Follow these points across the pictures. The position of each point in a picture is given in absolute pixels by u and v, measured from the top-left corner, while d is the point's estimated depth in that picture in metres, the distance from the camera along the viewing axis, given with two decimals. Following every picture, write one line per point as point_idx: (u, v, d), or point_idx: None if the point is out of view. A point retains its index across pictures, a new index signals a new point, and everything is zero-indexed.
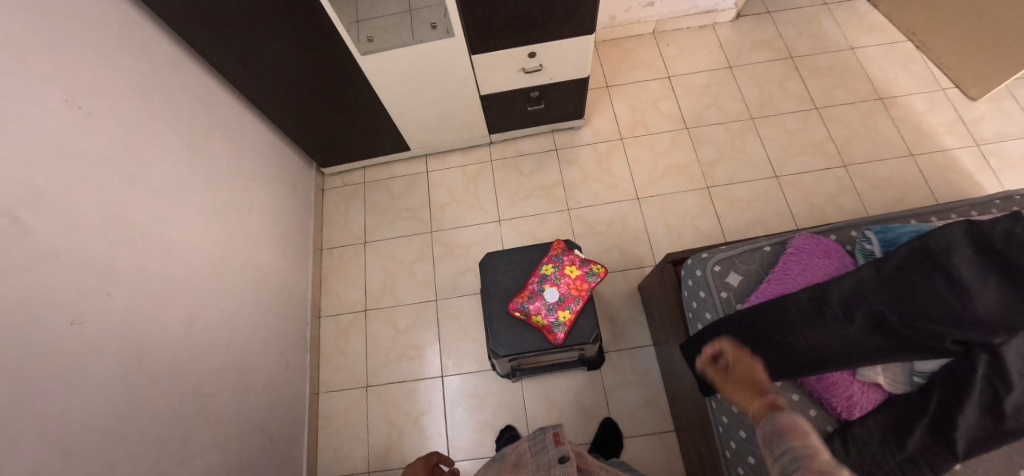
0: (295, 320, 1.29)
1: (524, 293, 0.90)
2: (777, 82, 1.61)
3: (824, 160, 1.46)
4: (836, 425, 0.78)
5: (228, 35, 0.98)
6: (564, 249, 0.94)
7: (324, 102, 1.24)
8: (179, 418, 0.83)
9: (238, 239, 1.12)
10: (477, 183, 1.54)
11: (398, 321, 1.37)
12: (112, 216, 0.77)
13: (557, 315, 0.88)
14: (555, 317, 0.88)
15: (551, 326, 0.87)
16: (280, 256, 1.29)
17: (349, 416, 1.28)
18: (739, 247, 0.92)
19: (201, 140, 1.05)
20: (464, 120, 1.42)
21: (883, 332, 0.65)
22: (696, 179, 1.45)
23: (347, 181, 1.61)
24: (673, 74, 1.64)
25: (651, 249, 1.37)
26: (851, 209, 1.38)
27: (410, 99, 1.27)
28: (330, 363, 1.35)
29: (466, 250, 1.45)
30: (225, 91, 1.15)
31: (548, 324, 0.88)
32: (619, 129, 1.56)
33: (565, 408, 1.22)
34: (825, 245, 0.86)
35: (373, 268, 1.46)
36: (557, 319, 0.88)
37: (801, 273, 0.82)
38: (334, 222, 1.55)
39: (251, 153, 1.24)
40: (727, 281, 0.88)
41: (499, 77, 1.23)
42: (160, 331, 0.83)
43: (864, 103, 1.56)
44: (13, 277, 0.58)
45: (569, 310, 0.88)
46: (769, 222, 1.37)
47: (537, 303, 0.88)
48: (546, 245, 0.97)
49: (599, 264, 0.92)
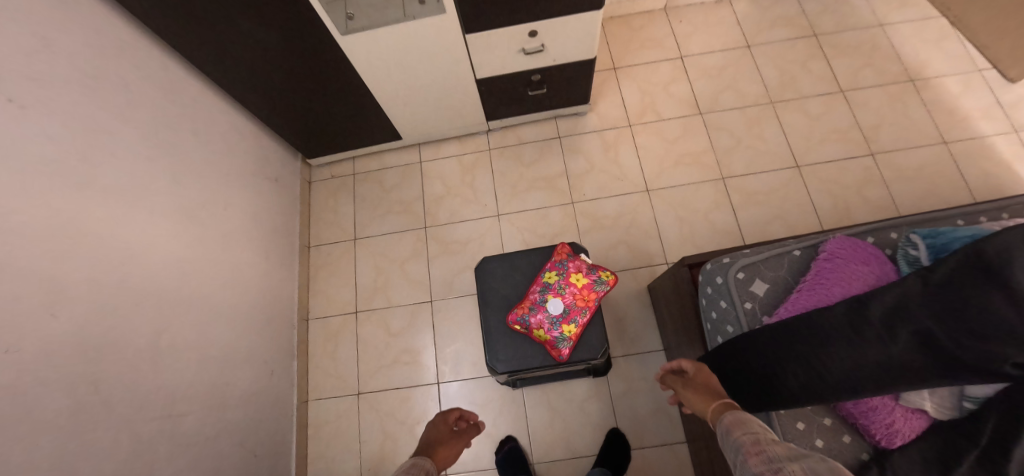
0: (280, 325, 1.21)
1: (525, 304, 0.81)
2: (799, 62, 1.48)
3: (850, 148, 1.34)
4: (872, 454, 0.71)
5: (189, 13, 0.86)
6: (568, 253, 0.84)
7: (304, 88, 1.13)
8: (143, 446, 0.75)
9: (213, 241, 1.03)
10: (474, 174, 1.43)
11: (391, 323, 1.29)
12: (57, 226, 0.68)
13: (562, 329, 0.79)
14: (560, 331, 0.79)
15: (555, 341, 0.79)
16: (263, 256, 1.19)
17: (340, 424, 1.22)
18: (764, 251, 0.82)
19: (165, 134, 0.94)
20: (460, 106, 1.30)
21: (931, 353, 0.52)
22: (710, 169, 1.34)
23: (335, 172, 1.50)
24: (686, 54, 1.51)
25: (661, 245, 1.28)
26: (878, 201, 1.28)
27: (398, 83, 1.15)
28: (320, 368, 1.27)
29: (463, 247, 1.35)
30: (192, 76, 1.04)
31: (552, 339, 0.79)
32: (628, 115, 1.44)
33: (568, 416, 1.15)
34: (863, 250, 0.77)
35: (364, 267, 1.36)
36: (562, 334, 0.79)
37: (837, 283, 0.73)
38: (323, 217, 1.45)
39: (226, 145, 1.13)
40: (751, 290, 0.79)
41: (496, 59, 1.11)
42: (120, 351, 0.74)
43: (894, 85, 1.44)
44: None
45: (575, 324, 0.80)
46: (790, 216, 1.27)
47: (539, 315, 0.79)
48: (547, 249, 0.88)
49: (608, 271, 0.83)
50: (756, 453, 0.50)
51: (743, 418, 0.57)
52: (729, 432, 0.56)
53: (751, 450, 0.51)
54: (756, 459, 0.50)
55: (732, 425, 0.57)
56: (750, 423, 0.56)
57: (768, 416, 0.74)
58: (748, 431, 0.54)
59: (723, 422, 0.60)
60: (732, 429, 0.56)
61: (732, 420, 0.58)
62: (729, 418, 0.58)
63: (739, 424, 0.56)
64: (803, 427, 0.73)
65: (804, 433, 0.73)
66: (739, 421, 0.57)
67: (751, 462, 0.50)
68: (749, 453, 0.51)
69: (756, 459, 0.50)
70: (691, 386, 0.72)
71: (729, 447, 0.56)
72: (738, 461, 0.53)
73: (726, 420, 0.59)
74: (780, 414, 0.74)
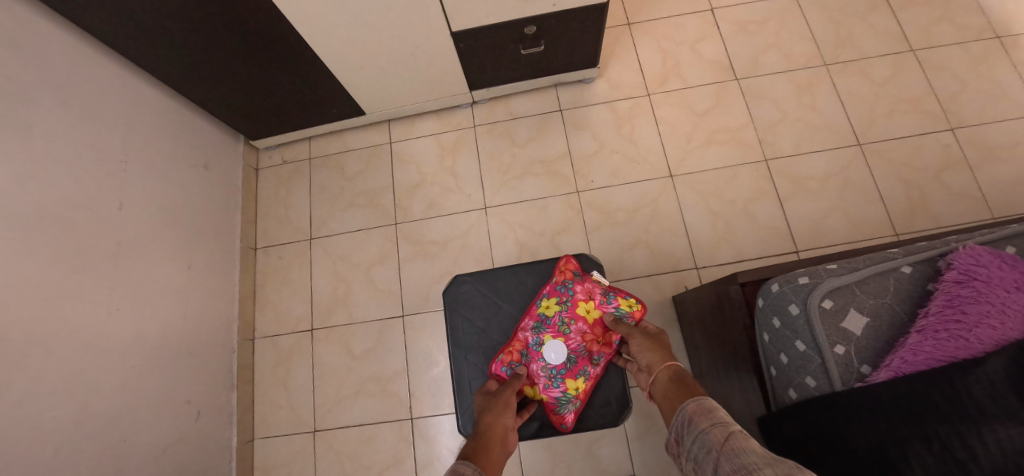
0: (211, 352, 0.97)
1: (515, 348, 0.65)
2: (858, 14, 1.19)
3: (924, 120, 1.08)
4: None
5: None
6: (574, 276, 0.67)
7: (224, 47, 0.85)
8: None
9: (100, 252, 0.77)
10: (456, 156, 1.16)
11: (354, 344, 1.05)
12: None
13: (566, 387, 0.63)
14: (562, 389, 0.63)
15: (557, 403, 0.63)
16: (184, 267, 0.94)
17: (292, 469, 0.99)
18: (860, 268, 0.57)
19: (17, 108, 0.66)
20: (435, 70, 1.02)
21: None
22: (750, 149, 1.08)
23: (287, 156, 1.23)
24: (718, 5, 1.22)
25: (688, 246, 1.02)
26: (961, 189, 1.02)
27: (350, 38, 0.87)
28: (268, 399, 1.04)
29: (442, 248, 1.10)
30: (62, 27, 0.76)
31: (552, 400, 0.63)
32: (646, 82, 1.16)
33: (573, 462, 0.92)
34: (1015, 269, 0.51)
35: (321, 273, 1.11)
36: (565, 393, 0.63)
37: (981, 323, 0.48)
38: (272, 212, 1.19)
39: (122, 123, 0.85)
40: (844, 328, 0.54)
41: (480, 5, 0.83)
42: None
43: (977, 43, 1.15)
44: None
45: (580, 376, 0.64)
46: (849, 207, 1.02)
47: (534, 364, 0.64)
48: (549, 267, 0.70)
49: (632, 299, 0.65)
50: (727, 448, 0.39)
51: (709, 405, 0.47)
52: (695, 421, 0.45)
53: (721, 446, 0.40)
54: (725, 456, 0.38)
55: (697, 412, 0.46)
56: (718, 411, 0.45)
57: None
58: (717, 421, 0.43)
59: (694, 398, 0.49)
60: (696, 418, 0.46)
61: (702, 403, 0.47)
62: (692, 403, 0.48)
63: (703, 410, 0.46)
64: None
65: None
66: (706, 408, 0.46)
67: (720, 461, 0.39)
68: (716, 450, 0.40)
69: (726, 457, 0.38)
70: (645, 337, 0.60)
71: (695, 433, 0.44)
72: (702, 457, 0.42)
73: (695, 398, 0.48)
74: None
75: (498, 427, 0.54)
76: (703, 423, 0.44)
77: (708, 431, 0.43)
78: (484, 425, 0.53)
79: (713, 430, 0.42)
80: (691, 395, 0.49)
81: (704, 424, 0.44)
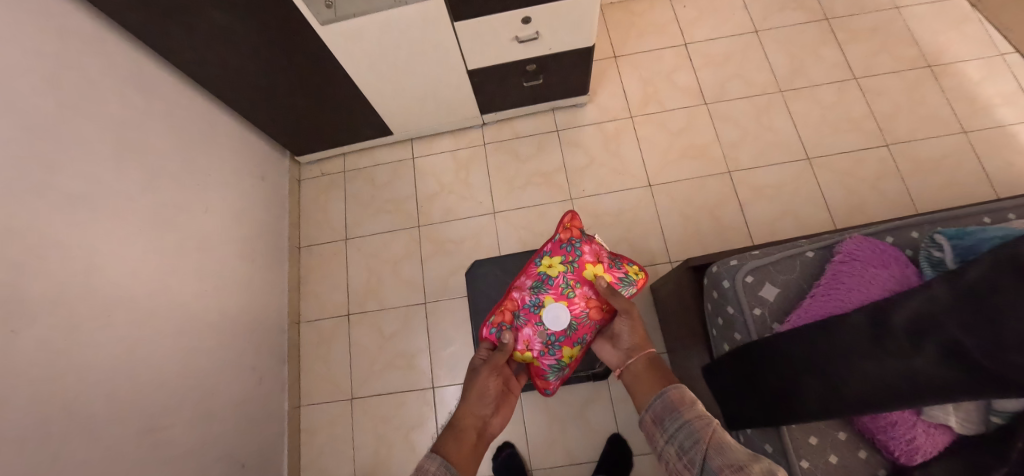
0: (269, 330, 1.17)
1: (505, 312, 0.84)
2: (810, 47, 1.40)
3: (864, 138, 1.28)
4: (890, 470, 0.67)
5: (158, 6, 0.80)
6: (580, 239, 0.84)
7: (288, 84, 1.07)
8: (120, 464, 0.72)
9: (191, 246, 0.96)
10: (469, 170, 1.37)
11: (384, 326, 1.25)
12: (23, 239, 0.64)
13: (562, 352, 0.81)
14: (558, 354, 0.80)
15: (552, 366, 0.81)
16: (249, 260, 1.14)
17: (334, 431, 1.18)
18: (775, 253, 0.77)
19: (136, 135, 0.88)
20: (453, 100, 1.24)
21: (956, 368, 0.42)
22: (716, 162, 1.28)
23: (325, 170, 1.44)
24: (690, 41, 1.44)
25: (664, 243, 1.22)
26: (894, 196, 1.21)
27: (385, 77, 1.09)
28: (312, 373, 1.24)
29: (457, 246, 1.30)
30: (168, 72, 0.98)
31: (548, 362, 0.81)
32: (629, 106, 1.37)
33: (568, 423, 1.11)
34: (882, 252, 0.71)
35: (356, 268, 1.32)
36: (559, 358, 0.81)
37: (853, 289, 0.68)
38: (313, 216, 1.40)
39: (206, 143, 1.07)
40: (760, 295, 0.74)
41: (490, 49, 1.04)
42: (93, 363, 0.71)
43: (911, 71, 1.36)
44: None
45: (575, 345, 0.81)
46: (800, 211, 1.21)
47: (537, 324, 0.80)
48: (558, 229, 0.87)
49: (634, 270, 0.84)
50: (715, 444, 0.52)
51: (689, 399, 0.60)
52: (683, 413, 0.58)
53: (708, 439, 0.53)
54: (714, 449, 0.51)
55: (682, 404, 0.60)
56: (697, 405, 0.59)
57: (779, 430, 0.69)
58: (700, 415, 0.56)
59: (678, 390, 0.62)
60: (683, 409, 0.59)
61: (686, 399, 0.60)
62: (677, 393, 0.62)
63: (683, 399, 0.61)
64: (816, 441, 0.68)
65: (817, 449, 0.68)
66: (688, 401, 0.60)
67: (710, 451, 0.51)
68: (703, 441, 0.53)
69: (715, 449, 0.51)
70: (636, 324, 0.77)
71: (682, 422, 0.57)
72: (688, 443, 0.55)
73: (680, 392, 0.62)
74: (792, 429, 0.69)
75: (469, 419, 0.65)
76: (695, 419, 0.56)
77: (697, 426, 0.55)
78: (458, 418, 0.64)
79: (699, 424, 0.55)
80: (676, 388, 0.63)
81: (693, 419, 0.56)
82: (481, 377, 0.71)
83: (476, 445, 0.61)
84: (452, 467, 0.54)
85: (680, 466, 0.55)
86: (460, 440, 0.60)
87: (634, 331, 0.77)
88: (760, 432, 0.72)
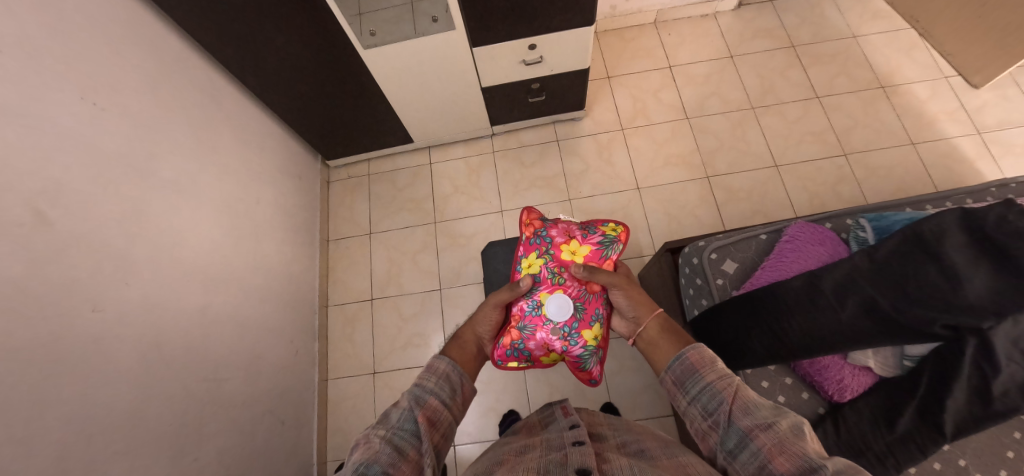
0: (304, 310, 1.33)
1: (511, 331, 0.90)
2: (778, 70, 1.60)
3: (824, 148, 1.47)
4: (827, 408, 0.81)
5: (232, 33, 0.98)
6: (545, 230, 0.97)
7: (329, 98, 1.26)
8: (194, 404, 0.87)
9: (247, 231, 1.13)
10: (479, 174, 1.56)
11: (404, 309, 1.41)
12: (129, 212, 0.81)
13: (584, 335, 0.89)
14: (583, 338, 0.89)
15: (584, 350, 0.90)
16: (289, 247, 1.31)
17: (357, 402, 1.32)
18: (735, 236, 0.95)
19: (210, 137, 1.06)
20: (468, 112, 1.43)
21: (874, 318, 0.66)
22: (696, 169, 1.47)
23: (351, 173, 1.63)
24: (674, 64, 1.64)
25: (651, 238, 1.40)
26: (850, 198, 1.39)
27: (411, 93, 1.28)
28: (338, 351, 1.39)
29: (469, 240, 1.47)
30: (232, 86, 1.17)
31: (579, 349, 0.90)
32: (620, 120, 1.57)
33: (566, 393, 1.26)
34: (820, 232, 0.88)
35: (379, 259, 1.49)
36: (586, 340, 0.90)
37: (794, 260, 0.84)
38: (340, 214, 1.57)
39: (258, 146, 1.25)
40: (722, 269, 0.91)
41: (501, 70, 1.24)
42: (177, 318, 0.87)
43: (866, 91, 1.55)
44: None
45: (593, 323, 0.90)
46: (769, 211, 1.39)
47: (547, 322, 0.89)
48: (522, 231, 1.00)
49: (608, 231, 0.96)
50: (740, 407, 0.50)
51: (708, 356, 0.58)
52: (703, 373, 0.56)
53: (733, 402, 0.51)
54: (739, 410, 0.50)
55: (701, 363, 0.57)
56: (717, 362, 0.56)
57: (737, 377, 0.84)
58: (721, 374, 0.54)
59: (695, 348, 0.60)
60: (702, 369, 0.56)
61: (705, 359, 0.57)
62: (694, 353, 0.59)
63: (700, 360, 0.58)
64: (767, 385, 0.83)
65: (768, 391, 0.83)
66: (706, 360, 0.57)
67: (735, 413, 0.50)
68: (726, 403, 0.51)
69: (739, 410, 0.50)
70: (634, 295, 0.80)
71: (704, 382, 0.55)
72: (712, 405, 0.53)
73: (698, 351, 0.59)
74: (747, 374, 0.84)
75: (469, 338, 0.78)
76: (717, 379, 0.54)
77: (719, 386, 0.53)
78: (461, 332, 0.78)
79: (721, 384, 0.53)
80: (692, 346, 0.60)
81: (715, 380, 0.54)
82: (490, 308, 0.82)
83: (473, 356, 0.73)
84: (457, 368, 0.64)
85: (704, 428, 0.53)
86: (462, 350, 0.72)
87: (636, 301, 0.80)
88: None
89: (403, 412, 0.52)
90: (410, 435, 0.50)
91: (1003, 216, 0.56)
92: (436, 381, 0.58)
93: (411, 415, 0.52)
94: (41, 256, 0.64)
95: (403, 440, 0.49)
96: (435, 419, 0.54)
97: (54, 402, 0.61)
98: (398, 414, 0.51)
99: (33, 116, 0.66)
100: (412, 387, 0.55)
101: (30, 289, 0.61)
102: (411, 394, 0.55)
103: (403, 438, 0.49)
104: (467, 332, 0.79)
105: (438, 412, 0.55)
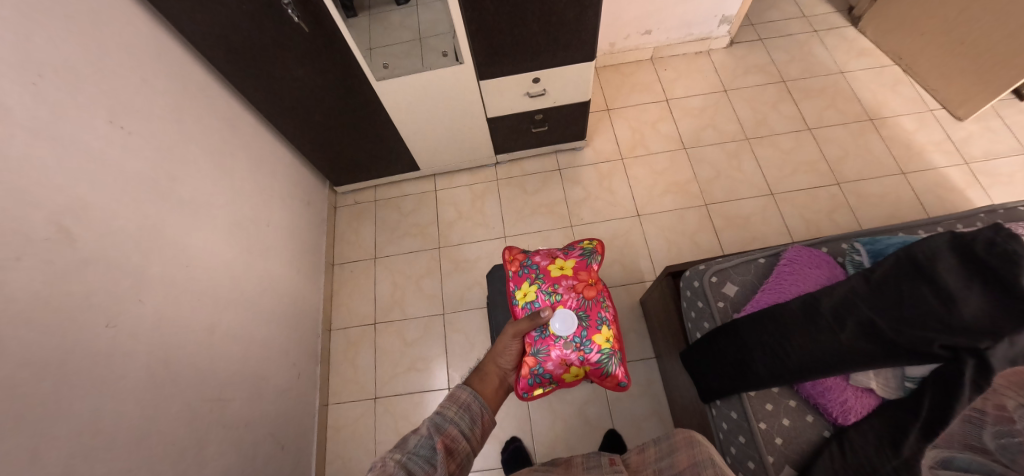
0: (307, 333, 1.33)
1: (525, 359, 0.90)
2: (771, 104, 1.68)
3: (819, 177, 1.51)
4: (832, 430, 0.81)
5: (253, 64, 1.04)
6: (529, 260, 1.01)
7: (341, 126, 1.31)
8: (198, 424, 0.86)
9: (256, 252, 1.16)
10: (484, 200, 1.60)
11: (407, 334, 1.41)
12: (145, 228, 0.84)
13: (597, 341, 0.91)
14: (597, 344, 0.90)
15: (602, 354, 0.90)
16: (296, 270, 1.33)
17: (357, 428, 1.30)
18: (735, 259, 0.98)
19: (224, 160, 1.10)
20: (474, 142, 1.49)
21: (873, 340, 0.65)
22: (694, 197, 1.51)
23: (359, 198, 1.67)
24: (671, 97, 1.72)
25: (651, 264, 1.42)
26: (846, 225, 1.42)
27: (420, 122, 1.34)
28: (340, 375, 1.38)
29: (473, 265, 1.50)
30: (249, 114, 1.23)
31: (598, 354, 0.90)
32: (620, 149, 1.63)
33: (570, 420, 1.24)
34: (817, 255, 0.90)
35: (383, 283, 1.50)
36: (600, 345, 0.91)
37: (793, 282, 0.87)
38: (346, 238, 1.60)
39: (270, 171, 1.29)
40: (724, 291, 0.94)
41: (505, 101, 1.30)
42: (185, 335, 0.88)
43: (856, 123, 1.62)
44: (10, 271, 0.58)
45: (602, 326, 0.92)
46: (767, 237, 1.42)
47: (558, 340, 0.90)
48: (508, 269, 1.02)
49: (586, 243, 1.03)
50: None
51: None
52: None
53: None
54: None
55: None
56: None
57: (741, 398, 0.85)
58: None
59: None
60: None
61: None
62: None
63: None
64: (771, 407, 0.84)
65: (772, 413, 0.84)
66: None
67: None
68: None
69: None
70: None
71: None
72: None
73: None
74: (752, 397, 0.85)
75: (492, 372, 0.79)
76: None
77: None
78: (484, 368, 0.79)
79: None
80: None
81: None
82: (507, 342, 0.85)
83: (496, 391, 0.74)
84: (481, 398, 0.65)
85: None
86: (484, 382, 0.74)
87: None
88: (727, 401, 0.88)
89: (421, 438, 0.54)
90: (424, 460, 0.51)
91: (992, 239, 0.55)
92: (455, 411, 0.60)
93: (428, 442, 0.53)
94: (63, 270, 0.66)
95: (417, 466, 0.50)
96: (452, 448, 0.55)
97: (62, 415, 0.62)
98: (416, 440, 0.53)
99: (65, 139, 0.71)
100: (432, 415, 0.57)
101: (48, 300, 0.63)
102: (430, 422, 0.57)
103: (417, 463, 0.50)
104: (489, 365, 0.81)
105: (456, 440, 0.56)
